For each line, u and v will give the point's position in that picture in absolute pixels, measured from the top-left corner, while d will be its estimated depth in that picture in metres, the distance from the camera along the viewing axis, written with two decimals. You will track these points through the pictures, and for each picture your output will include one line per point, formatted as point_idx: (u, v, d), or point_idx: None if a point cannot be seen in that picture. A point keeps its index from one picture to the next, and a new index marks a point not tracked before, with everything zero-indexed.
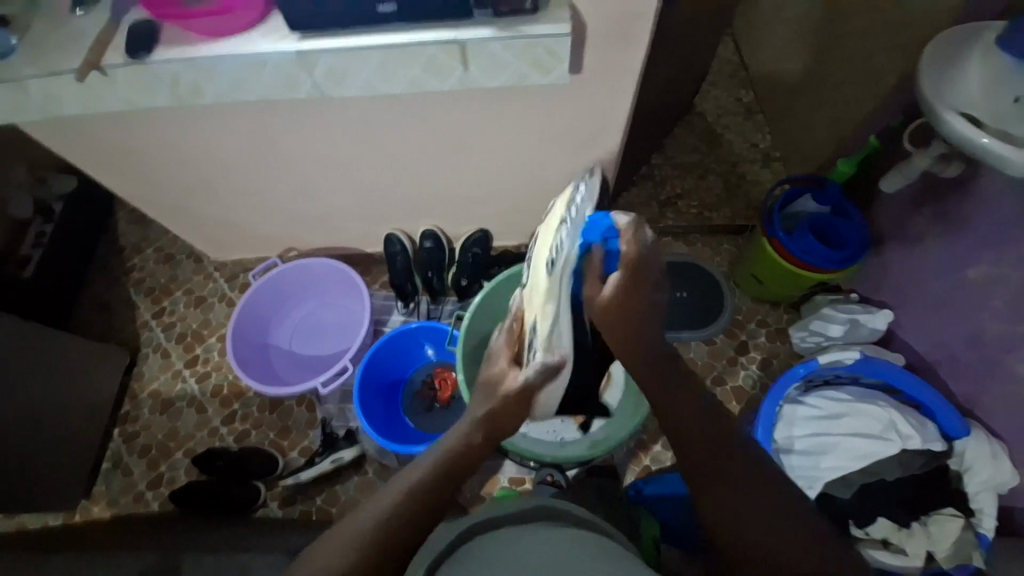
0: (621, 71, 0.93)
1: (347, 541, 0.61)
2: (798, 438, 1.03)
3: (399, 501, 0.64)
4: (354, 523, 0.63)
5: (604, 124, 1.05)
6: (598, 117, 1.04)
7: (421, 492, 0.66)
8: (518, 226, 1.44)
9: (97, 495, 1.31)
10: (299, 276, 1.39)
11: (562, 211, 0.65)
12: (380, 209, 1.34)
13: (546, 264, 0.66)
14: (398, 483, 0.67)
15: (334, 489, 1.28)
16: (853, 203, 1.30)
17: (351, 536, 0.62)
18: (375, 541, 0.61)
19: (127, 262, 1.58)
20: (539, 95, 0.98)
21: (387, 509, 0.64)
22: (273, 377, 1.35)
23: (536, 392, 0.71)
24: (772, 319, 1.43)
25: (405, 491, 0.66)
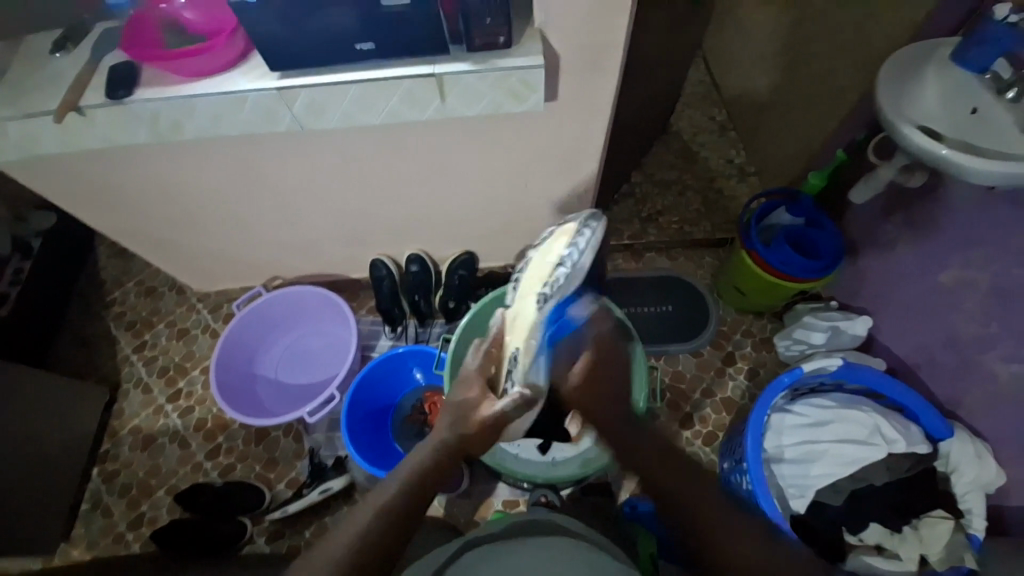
0: (595, 96, 0.96)
1: (330, 560, 0.62)
2: (787, 447, 1.03)
3: (379, 520, 0.65)
4: (335, 542, 0.64)
5: (581, 147, 1.08)
6: (576, 140, 1.07)
7: (399, 507, 0.67)
8: (503, 247, 1.45)
9: (76, 538, 1.25)
10: (284, 305, 1.38)
11: (560, 254, 0.76)
12: (365, 235, 1.35)
13: (538, 297, 0.75)
14: (374, 499, 0.68)
15: (323, 521, 1.24)
16: (826, 214, 1.34)
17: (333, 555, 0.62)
18: (358, 558, 0.62)
19: (108, 296, 1.56)
20: (517, 121, 1.00)
21: (367, 527, 0.65)
22: (259, 408, 1.33)
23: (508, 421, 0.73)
24: (757, 329, 1.45)
25: (383, 508, 0.66)
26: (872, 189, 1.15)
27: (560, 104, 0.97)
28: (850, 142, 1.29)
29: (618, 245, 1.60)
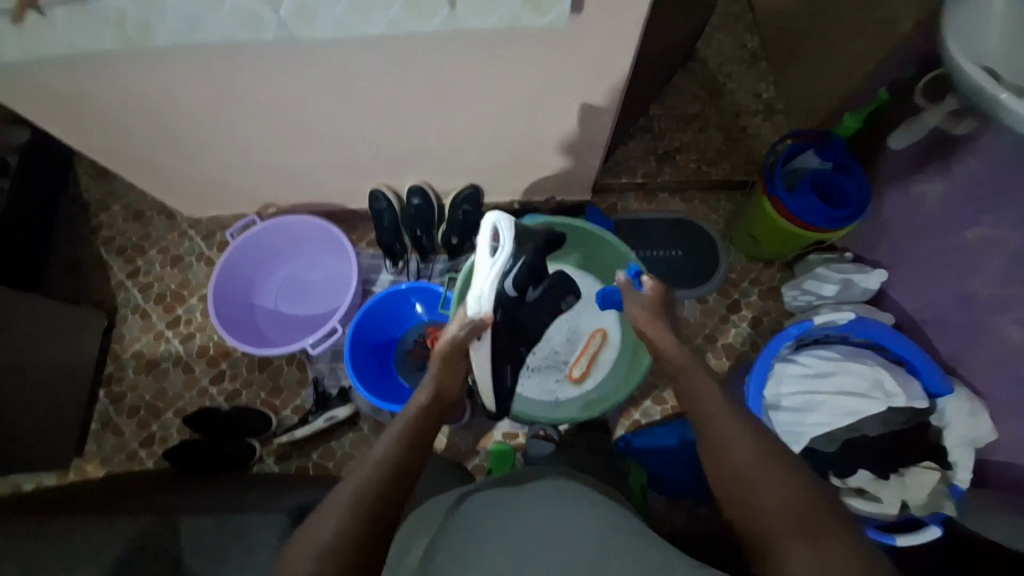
0: (623, 13, 0.85)
1: (341, 513, 0.59)
2: (786, 395, 1.05)
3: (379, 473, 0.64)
4: (340, 496, 0.62)
5: (602, 72, 0.98)
6: (596, 65, 0.96)
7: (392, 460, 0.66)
8: (510, 182, 1.38)
9: (89, 455, 1.30)
10: (280, 234, 1.33)
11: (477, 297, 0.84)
12: (363, 164, 1.27)
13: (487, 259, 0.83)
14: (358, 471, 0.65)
15: (329, 445, 1.28)
16: (857, 160, 1.26)
17: (341, 513, 0.59)
18: (364, 508, 0.60)
19: (94, 219, 1.49)
20: (533, 39, 0.89)
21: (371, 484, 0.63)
22: (261, 338, 1.32)
23: (463, 349, 0.85)
24: (765, 278, 1.42)
25: (377, 461, 0.66)
26: (912, 136, 1.10)
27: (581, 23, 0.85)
28: (895, 80, 1.18)
29: (629, 185, 1.52)
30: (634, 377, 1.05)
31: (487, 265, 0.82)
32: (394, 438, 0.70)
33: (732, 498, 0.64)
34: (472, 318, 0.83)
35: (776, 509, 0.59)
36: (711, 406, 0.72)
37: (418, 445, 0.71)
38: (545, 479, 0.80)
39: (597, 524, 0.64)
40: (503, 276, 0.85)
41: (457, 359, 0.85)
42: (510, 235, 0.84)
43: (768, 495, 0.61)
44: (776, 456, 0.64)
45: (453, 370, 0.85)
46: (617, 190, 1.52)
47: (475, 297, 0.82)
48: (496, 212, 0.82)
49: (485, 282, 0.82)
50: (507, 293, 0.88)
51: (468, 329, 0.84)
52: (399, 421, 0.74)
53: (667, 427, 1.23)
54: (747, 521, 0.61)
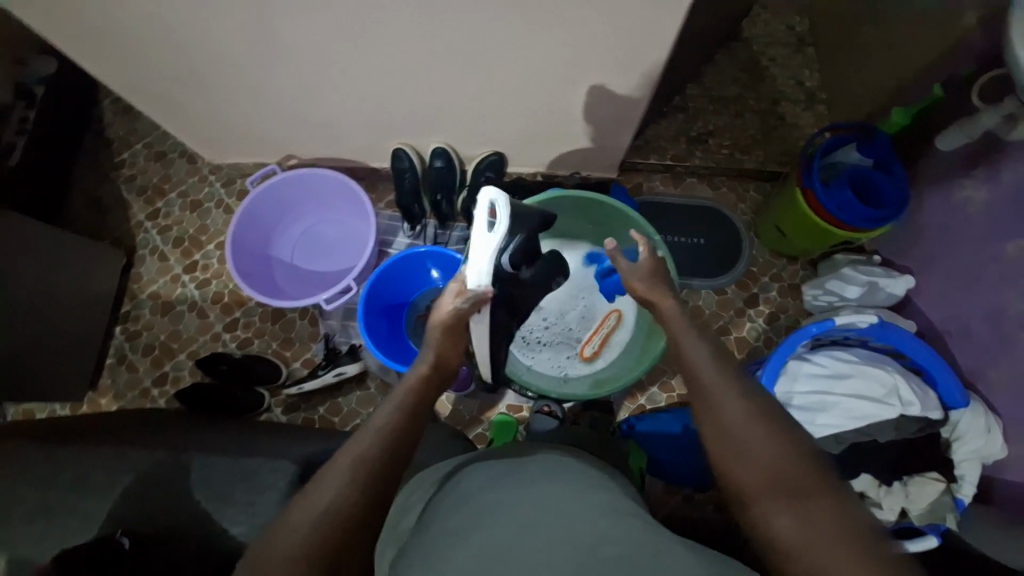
0: None
1: (344, 478, 0.59)
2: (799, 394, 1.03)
3: (378, 442, 0.63)
4: (339, 464, 0.60)
5: (646, 42, 0.92)
6: (640, 34, 0.91)
7: (392, 431, 0.65)
8: (536, 152, 1.34)
9: (104, 389, 1.33)
10: (300, 187, 1.32)
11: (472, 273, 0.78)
12: (388, 121, 1.23)
13: (483, 233, 0.78)
14: (359, 441, 0.63)
15: (336, 400, 1.30)
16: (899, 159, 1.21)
17: (342, 480, 0.59)
18: (366, 476, 0.60)
19: (116, 157, 1.49)
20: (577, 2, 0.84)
21: (372, 453, 0.62)
22: (276, 289, 1.33)
23: (464, 321, 0.79)
24: (787, 274, 1.39)
25: (379, 431, 0.65)
26: (968, 136, 1.03)
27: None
28: (952, 76, 1.11)
29: (658, 166, 1.47)
30: (647, 359, 1.02)
31: (484, 241, 0.77)
32: (394, 409, 0.68)
33: (715, 454, 0.61)
34: (474, 291, 0.77)
35: (758, 467, 0.57)
36: (699, 362, 0.68)
37: (418, 415, 0.69)
38: (543, 451, 0.80)
39: (598, 504, 0.64)
40: (499, 252, 0.81)
41: (458, 331, 0.80)
42: (508, 210, 0.79)
43: (752, 458, 0.57)
44: (765, 415, 0.60)
45: (456, 340, 0.79)
46: (644, 170, 1.47)
47: (472, 271, 0.77)
48: (493, 187, 0.77)
49: (483, 257, 0.77)
50: (504, 269, 0.84)
51: (471, 302, 0.77)
52: (398, 391, 0.72)
53: (672, 414, 1.24)
54: (730, 481, 0.58)
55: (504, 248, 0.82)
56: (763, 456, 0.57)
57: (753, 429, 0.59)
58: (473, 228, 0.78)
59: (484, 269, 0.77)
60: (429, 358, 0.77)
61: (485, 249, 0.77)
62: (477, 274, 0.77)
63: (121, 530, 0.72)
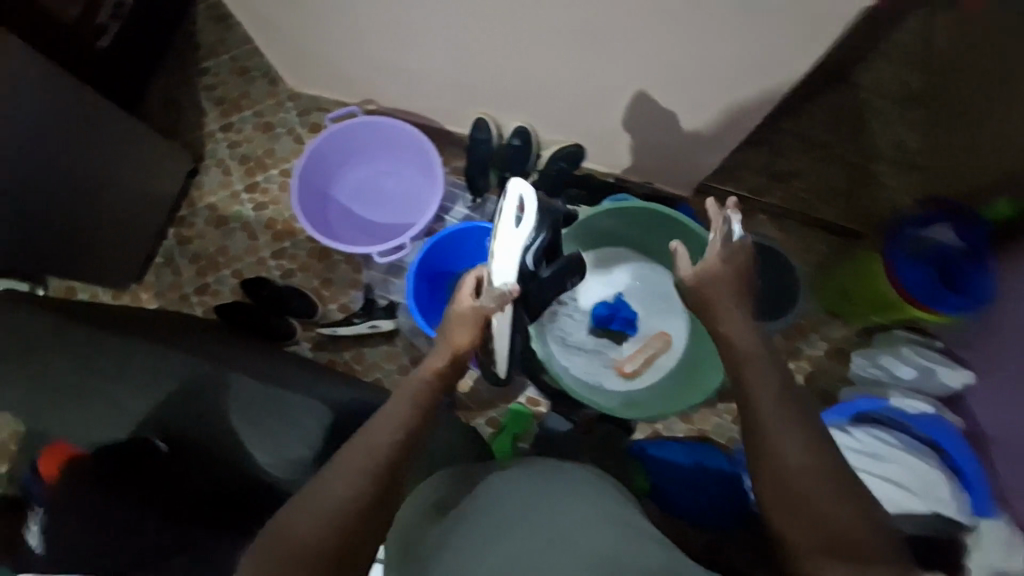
0: (820, 18, 0.73)
1: (362, 464, 0.62)
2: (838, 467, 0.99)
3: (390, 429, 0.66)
4: (363, 447, 0.64)
5: (772, 68, 0.86)
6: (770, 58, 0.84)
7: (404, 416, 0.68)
8: (616, 153, 1.30)
9: (148, 285, 1.37)
10: (376, 133, 1.31)
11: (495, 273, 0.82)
12: (477, 89, 1.20)
13: (507, 229, 0.82)
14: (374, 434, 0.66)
15: (362, 350, 1.32)
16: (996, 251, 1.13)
17: (358, 468, 0.62)
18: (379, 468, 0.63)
19: (202, 62, 1.49)
20: (713, 19, 0.79)
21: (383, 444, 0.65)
22: (327, 229, 1.32)
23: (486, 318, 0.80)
24: (837, 337, 1.34)
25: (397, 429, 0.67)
26: None
27: (780, 5, 0.73)
28: None
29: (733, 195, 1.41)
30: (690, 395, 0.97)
31: (508, 236, 0.81)
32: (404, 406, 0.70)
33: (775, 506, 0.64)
34: (501, 291, 0.79)
35: (818, 529, 0.61)
36: (772, 423, 0.67)
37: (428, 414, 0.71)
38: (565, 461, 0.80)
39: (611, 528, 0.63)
40: (524, 250, 0.83)
41: (476, 326, 0.80)
42: (535, 204, 0.84)
43: (814, 523, 0.61)
44: (836, 484, 0.63)
45: (472, 334, 0.80)
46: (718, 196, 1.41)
47: (500, 270, 0.81)
48: (518, 178, 0.81)
49: (511, 257, 0.81)
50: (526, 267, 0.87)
51: (497, 300, 0.78)
52: (408, 386, 0.74)
53: (683, 446, 1.23)
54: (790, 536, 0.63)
55: (529, 245, 0.84)
56: (836, 520, 0.60)
57: (820, 498, 0.62)
58: (500, 224, 0.82)
59: (510, 267, 0.81)
60: (441, 358, 0.78)
61: (511, 246, 0.81)
62: (505, 273, 0.81)
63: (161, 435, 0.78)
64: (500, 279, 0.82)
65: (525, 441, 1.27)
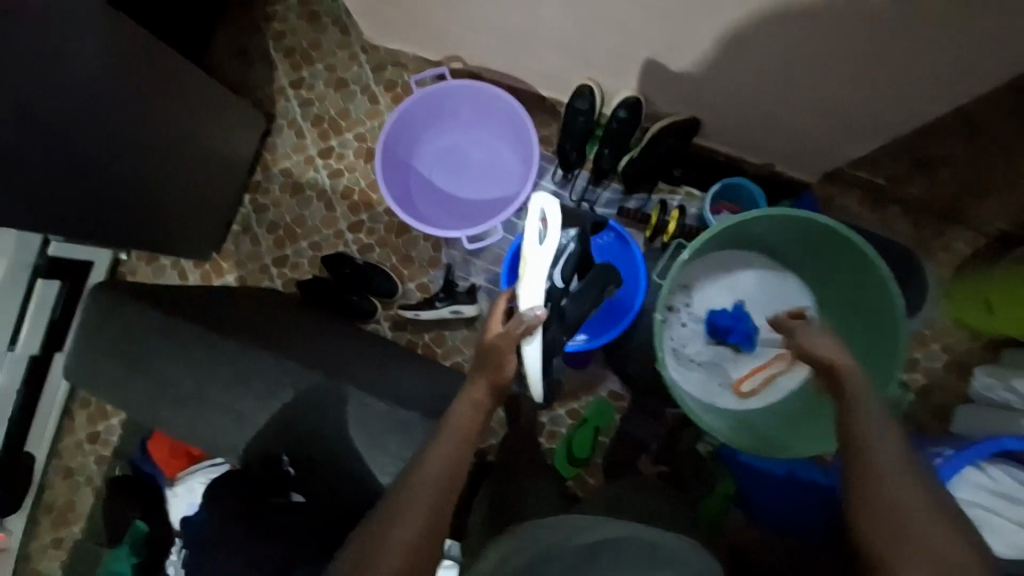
0: None
1: (424, 505, 0.62)
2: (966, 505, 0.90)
3: (452, 447, 0.67)
4: (424, 483, 0.64)
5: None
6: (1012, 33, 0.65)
7: (461, 434, 0.68)
8: (738, 131, 1.13)
9: (226, 253, 1.35)
10: (466, 97, 1.17)
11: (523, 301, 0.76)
12: (589, 52, 1.03)
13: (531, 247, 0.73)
14: (427, 469, 0.65)
15: (443, 333, 1.28)
16: None
17: (419, 512, 0.61)
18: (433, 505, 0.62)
19: (269, 6, 1.35)
20: None
21: (436, 479, 0.64)
22: (410, 205, 1.23)
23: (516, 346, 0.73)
24: (961, 350, 1.21)
25: (446, 471, 0.65)
26: None
27: None
28: None
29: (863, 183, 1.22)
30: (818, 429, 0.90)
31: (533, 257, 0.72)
32: (445, 443, 0.67)
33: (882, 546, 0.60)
34: (526, 317, 0.71)
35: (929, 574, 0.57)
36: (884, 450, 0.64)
37: (465, 455, 0.67)
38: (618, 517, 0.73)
39: None
40: (554, 261, 0.83)
41: (506, 356, 0.73)
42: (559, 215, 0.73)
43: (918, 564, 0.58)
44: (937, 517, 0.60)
45: (500, 363, 0.73)
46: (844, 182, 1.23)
47: (527, 293, 0.73)
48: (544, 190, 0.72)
49: (538, 276, 0.73)
50: (556, 285, 0.86)
51: (522, 327, 0.71)
52: (453, 421, 0.70)
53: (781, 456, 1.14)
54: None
55: (557, 259, 0.84)
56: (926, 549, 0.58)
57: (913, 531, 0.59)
58: (524, 245, 0.73)
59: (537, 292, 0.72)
60: (481, 387, 0.74)
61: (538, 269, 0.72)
62: (531, 295, 0.73)
63: (286, 457, 0.78)
64: (526, 303, 0.73)
65: (607, 436, 1.25)
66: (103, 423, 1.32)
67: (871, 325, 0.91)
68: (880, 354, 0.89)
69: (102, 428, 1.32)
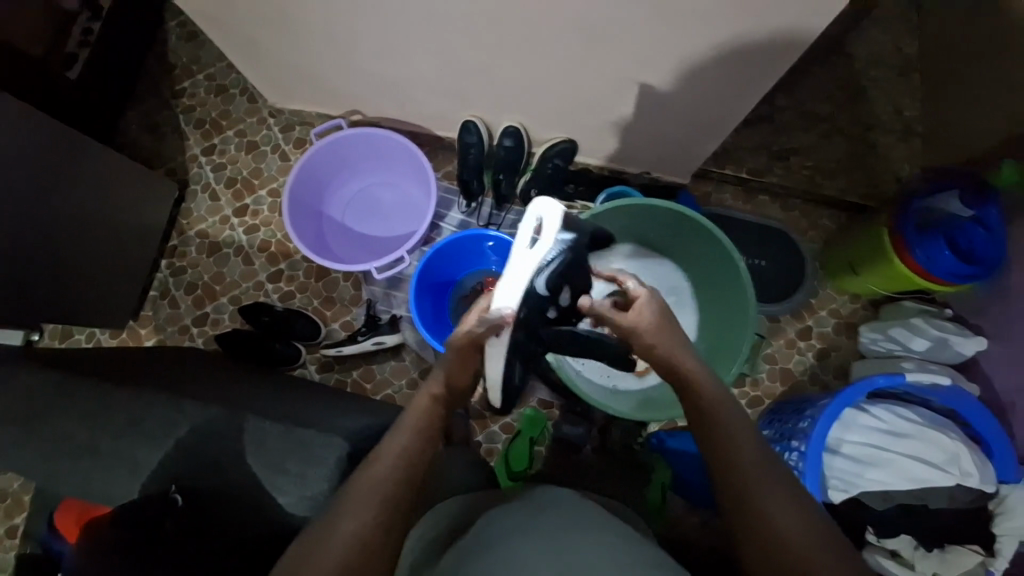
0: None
1: (377, 497, 0.61)
2: (849, 443, 1.01)
3: (409, 440, 0.67)
4: (382, 476, 0.63)
5: (783, 46, 0.80)
6: (780, 37, 0.78)
7: (421, 427, 0.69)
8: (612, 147, 1.27)
9: (144, 320, 1.35)
10: (362, 145, 1.27)
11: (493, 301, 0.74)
12: (465, 92, 1.15)
13: (528, 241, 0.75)
14: (381, 467, 0.63)
15: (370, 367, 1.30)
16: (1002, 228, 1.07)
17: (374, 509, 0.60)
18: (383, 497, 0.61)
19: (177, 84, 1.44)
20: (713, 9, 0.75)
21: (392, 478, 0.63)
22: (325, 248, 1.29)
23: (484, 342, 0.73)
24: (846, 312, 1.32)
25: (406, 458, 0.65)
26: None
27: None
28: None
29: (733, 178, 1.37)
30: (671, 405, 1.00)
31: (519, 251, 0.73)
32: (411, 438, 0.67)
33: (733, 496, 0.61)
34: (492, 316, 0.72)
35: (785, 514, 0.59)
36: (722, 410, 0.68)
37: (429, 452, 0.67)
38: (557, 497, 0.77)
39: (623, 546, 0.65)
40: (541, 266, 0.74)
41: (468, 353, 0.73)
42: (556, 226, 0.75)
43: (774, 508, 0.59)
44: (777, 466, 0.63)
45: (464, 362, 0.74)
46: (718, 180, 1.37)
47: (503, 292, 0.73)
48: (543, 198, 0.75)
49: (518, 278, 0.73)
50: (537, 292, 0.75)
51: (486, 326, 0.72)
52: (412, 419, 0.70)
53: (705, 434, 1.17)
54: (752, 528, 0.59)
55: (543, 268, 0.75)
56: (770, 492, 0.60)
57: None
58: (516, 241, 0.74)
59: (518, 291, 0.72)
60: (438, 380, 0.74)
61: (528, 269, 0.73)
62: (505, 296, 0.73)
63: (174, 486, 0.76)
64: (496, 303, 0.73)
65: (542, 445, 1.27)
66: (21, 515, 1.23)
67: (728, 292, 1.07)
68: (740, 309, 1.03)
69: (20, 520, 1.22)
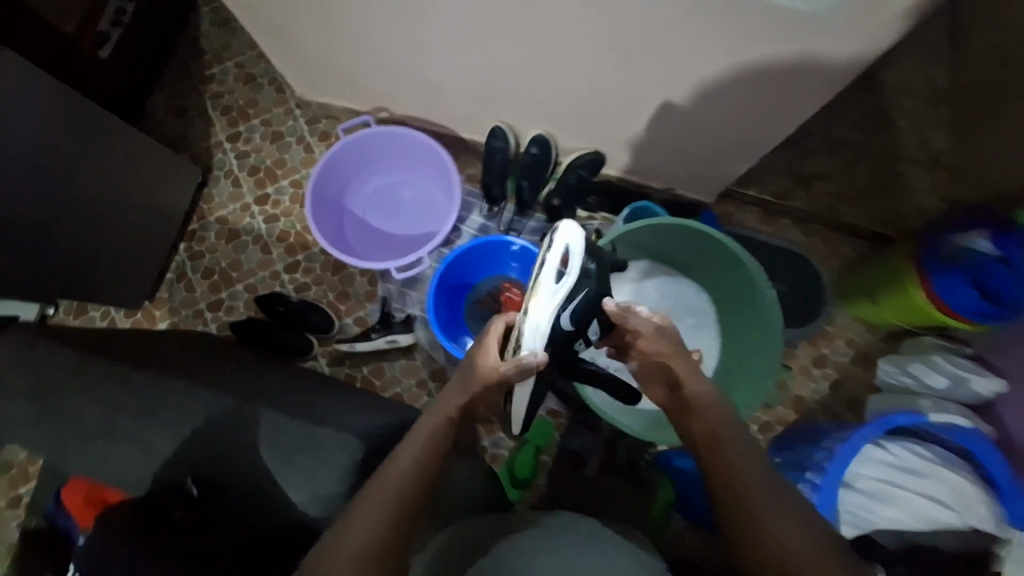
0: (879, 31, 0.68)
1: (387, 502, 0.63)
2: (865, 478, 0.99)
3: (420, 451, 0.67)
4: (394, 485, 0.64)
5: (824, 78, 0.79)
6: (823, 68, 0.77)
7: (431, 442, 0.68)
8: (637, 162, 1.26)
9: (159, 301, 1.35)
10: (386, 143, 1.27)
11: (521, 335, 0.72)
12: (495, 97, 1.15)
13: (553, 272, 0.74)
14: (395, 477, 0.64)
15: (381, 364, 1.29)
16: None
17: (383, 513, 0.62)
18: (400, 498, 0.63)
19: (206, 69, 1.45)
20: (756, 34, 0.74)
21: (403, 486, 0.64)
22: (344, 244, 1.29)
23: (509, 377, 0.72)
24: (861, 342, 1.32)
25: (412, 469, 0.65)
26: None
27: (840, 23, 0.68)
28: None
29: (755, 200, 1.36)
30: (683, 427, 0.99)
31: (546, 287, 0.72)
32: (422, 449, 0.67)
33: (741, 524, 0.63)
34: (526, 359, 0.69)
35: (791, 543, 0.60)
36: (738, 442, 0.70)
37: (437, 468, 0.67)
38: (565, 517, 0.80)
39: None
40: (566, 300, 0.74)
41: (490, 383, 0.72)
42: (580, 255, 0.75)
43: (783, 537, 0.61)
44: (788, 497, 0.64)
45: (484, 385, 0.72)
46: (741, 201, 1.37)
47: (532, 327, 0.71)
48: (568, 225, 0.75)
49: (547, 306, 0.72)
50: (562, 327, 0.76)
51: (517, 369, 0.69)
52: (423, 428, 0.69)
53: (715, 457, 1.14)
54: (758, 549, 0.61)
55: (567, 303, 0.75)
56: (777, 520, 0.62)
57: None
58: (541, 274, 0.73)
59: (544, 327, 0.71)
60: (454, 401, 0.71)
61: (553, 304, 0.72)
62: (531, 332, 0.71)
63: (190, 477, 0.78)
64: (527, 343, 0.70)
65: (548, 454, 1.26)
66: (26, 486, 1.22)
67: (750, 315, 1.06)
68: (762, 331, 1.03)
69: (25, 491, 1.22)
